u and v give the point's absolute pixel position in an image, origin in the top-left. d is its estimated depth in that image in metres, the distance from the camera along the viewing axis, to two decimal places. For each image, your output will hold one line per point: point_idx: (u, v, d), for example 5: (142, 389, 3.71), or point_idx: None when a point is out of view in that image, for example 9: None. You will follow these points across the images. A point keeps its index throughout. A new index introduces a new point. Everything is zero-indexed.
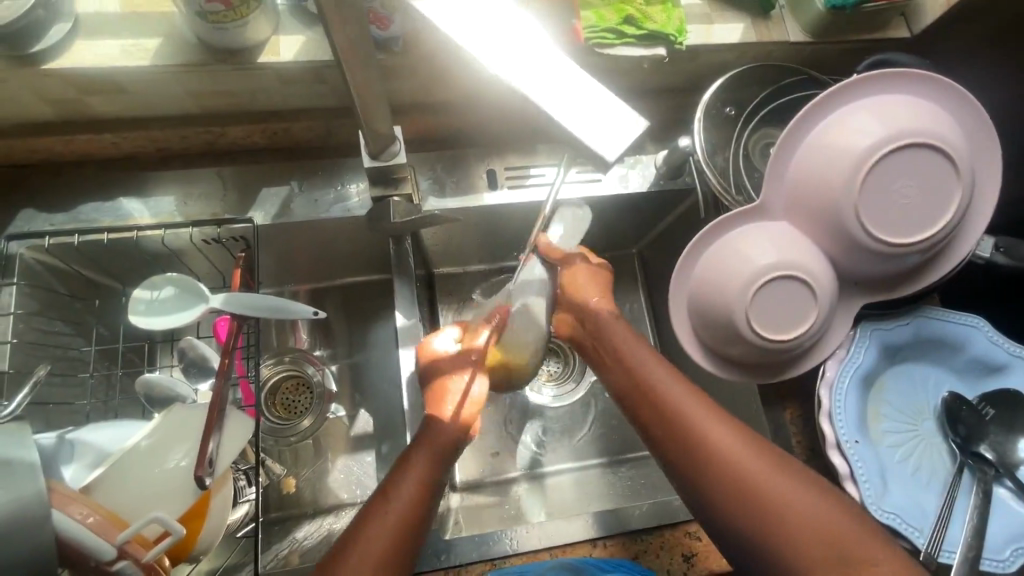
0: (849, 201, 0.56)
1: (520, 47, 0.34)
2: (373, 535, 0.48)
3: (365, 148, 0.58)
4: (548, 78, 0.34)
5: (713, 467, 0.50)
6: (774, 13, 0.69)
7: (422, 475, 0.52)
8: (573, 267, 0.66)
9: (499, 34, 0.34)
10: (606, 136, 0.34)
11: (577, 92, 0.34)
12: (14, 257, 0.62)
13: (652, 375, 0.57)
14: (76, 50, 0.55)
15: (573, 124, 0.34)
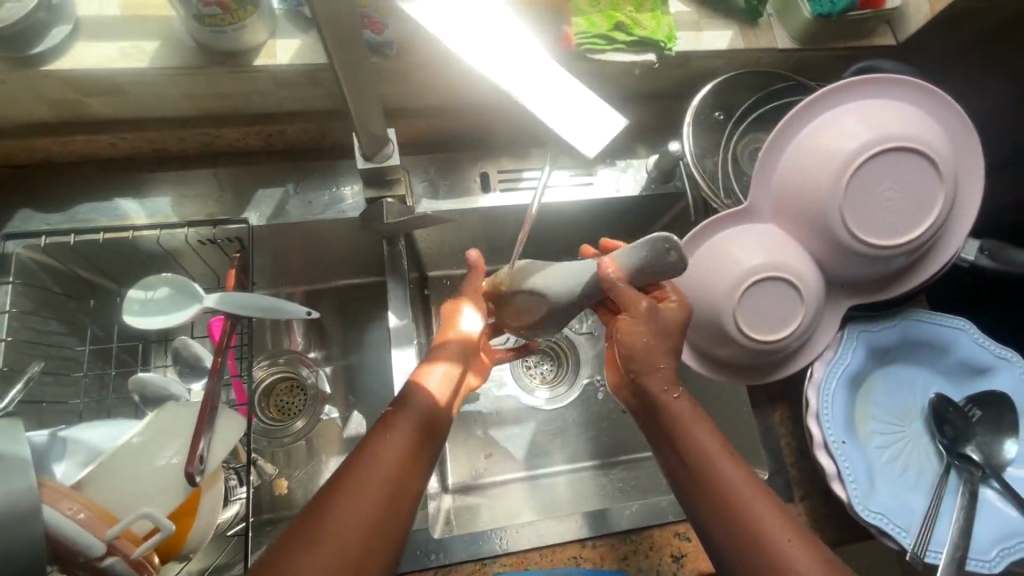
0: (835, 203, 0.57)
1: (505, 46, 0.35)
2: (352, 499, 0.47)
3: (359, 150, 0.59)
4: (532, 76, 0.35)
5: (747, 536, 0.48)
6: (762, 21, 0.71)
7: (402, 436, 0.52)
8: (634, 318, 0.54)
9: (486, 34, 0.35)
10: (588, 134, 0.35)
11: (559, 90, 0.35)
12: (10, 256, 0.63)
13: (686, 418, 0.54)
14: (75, 52, 0.56)
15: (555, 122, 0.35)
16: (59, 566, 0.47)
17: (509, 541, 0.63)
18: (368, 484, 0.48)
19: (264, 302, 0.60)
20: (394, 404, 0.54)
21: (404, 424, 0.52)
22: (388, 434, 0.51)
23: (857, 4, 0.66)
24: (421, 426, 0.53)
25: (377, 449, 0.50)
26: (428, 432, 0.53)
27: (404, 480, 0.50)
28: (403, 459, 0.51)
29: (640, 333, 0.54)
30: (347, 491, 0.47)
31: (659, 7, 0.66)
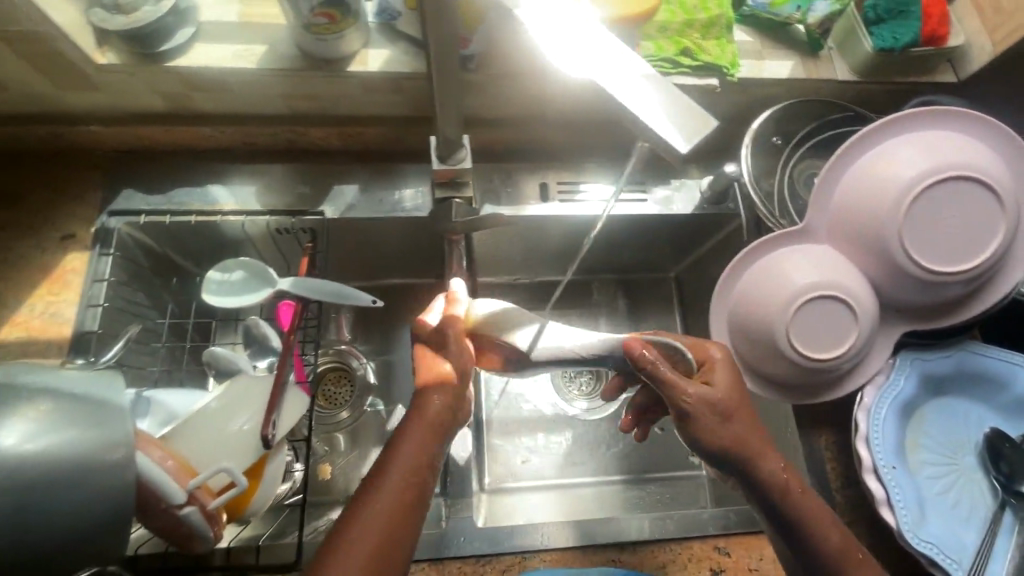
0: (891, 230, 0.58)
1: (602, 53, 0.39)
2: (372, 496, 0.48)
3: (435, 152, 0.65)
4: (624, 79, 0.38)
5: None
6: (823, 53, 0.73)
7: (428, 423, 0.52)
8: (700, 402, 0.53)
9: (585, 41, 0.39)
10: (680, 130, 0.37)
11: (651, 91, 0.38)
12: (113, 231, 0.69)
13: (810, 507, 0.53)
14: (197, 50, 0.63)
15: (646, 119, 0.37)
16: (140, 512, 0.50)
17: (548, 539, 0.64)
18: (397, 474, 0.49)
19: (330, 287, 0.65)
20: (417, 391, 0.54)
21: (421, 419, 0.52)
22: (406, 429, 0.51)
23: (919, 41, 0.68)
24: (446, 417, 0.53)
25: (394, 447, 0.50)
26: (440, 435, 0.52)
27: (421, 476, 0.50)
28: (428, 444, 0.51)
29: (713, 412, 0.53)
30: (369, 487, 0.48)
31: (724, 35, 0.70)
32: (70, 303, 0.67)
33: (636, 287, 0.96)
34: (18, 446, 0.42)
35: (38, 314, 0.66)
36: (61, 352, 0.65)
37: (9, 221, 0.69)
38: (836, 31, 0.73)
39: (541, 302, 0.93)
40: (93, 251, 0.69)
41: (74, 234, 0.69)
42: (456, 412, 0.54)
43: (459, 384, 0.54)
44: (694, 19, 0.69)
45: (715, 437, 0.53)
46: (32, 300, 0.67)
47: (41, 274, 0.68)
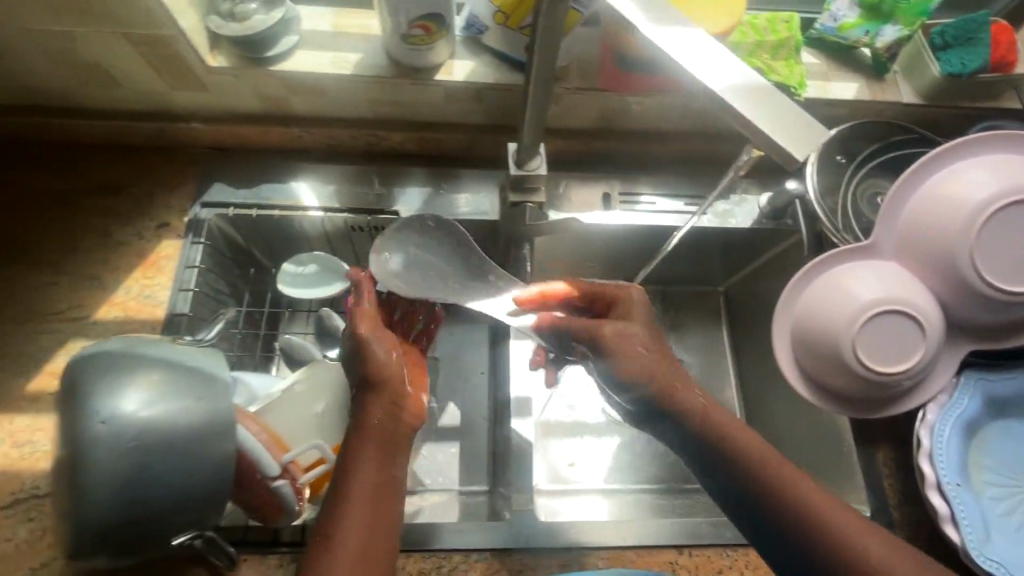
0: (960, 249, 0.60)
1: (713, 59, 0.38)
2: (345, 510, 0.48)
3: (512, 158, 0.68)
4: (742, 88, 0.37)
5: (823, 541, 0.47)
6: (888, 77, 0.75)
7: (375, 429, 0.52)
8: (646, 356, 0.55)
9: (694, 47, 0.38)
10: (799, 137, 0.36)
11: (765, 97, 0.37)
12: (205, 221, 0.74)
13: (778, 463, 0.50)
14: (297, 57, 0.68)
15: (762, 123, 0.36)
16: (235, 482, 0.53)
17: (605, 537, 0.66)
18: (359, 483, 0.49)
19: None
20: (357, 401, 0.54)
21: (370, 426, 0.52)
22: (358, 440, 0.51)
23: (987, 67, 0.70)
24: (394, 419, 0.53)
25: (352, 460, 0.51)
26: (391, 440, 0.52)
27: (388, 478, 0.51)
28: (382, 447, 0.52)
29: (635, 343, 0.55)
30: (339, 504, 0.49)
31: (792, 57, 0.72)
32: (164, 286, 0.71)
33: (686, 299, 0.97)
34: (137, 413, 0.47)
35: (134, 295, 0.71)
36: (155, 332, 0.69)
37: (112, 208, 0.75)
38: (902, 56, 0.75)
39: None
40: (185, 239, 0.74)
41: (168, 223, 0.75)
42: (403, 413, 0.54)
43: (397, 386, 0.54)
44: (764, 41, 0.71)
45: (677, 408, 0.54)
46: (129, 283, 0.71)
47: (138, 259, 0.73)
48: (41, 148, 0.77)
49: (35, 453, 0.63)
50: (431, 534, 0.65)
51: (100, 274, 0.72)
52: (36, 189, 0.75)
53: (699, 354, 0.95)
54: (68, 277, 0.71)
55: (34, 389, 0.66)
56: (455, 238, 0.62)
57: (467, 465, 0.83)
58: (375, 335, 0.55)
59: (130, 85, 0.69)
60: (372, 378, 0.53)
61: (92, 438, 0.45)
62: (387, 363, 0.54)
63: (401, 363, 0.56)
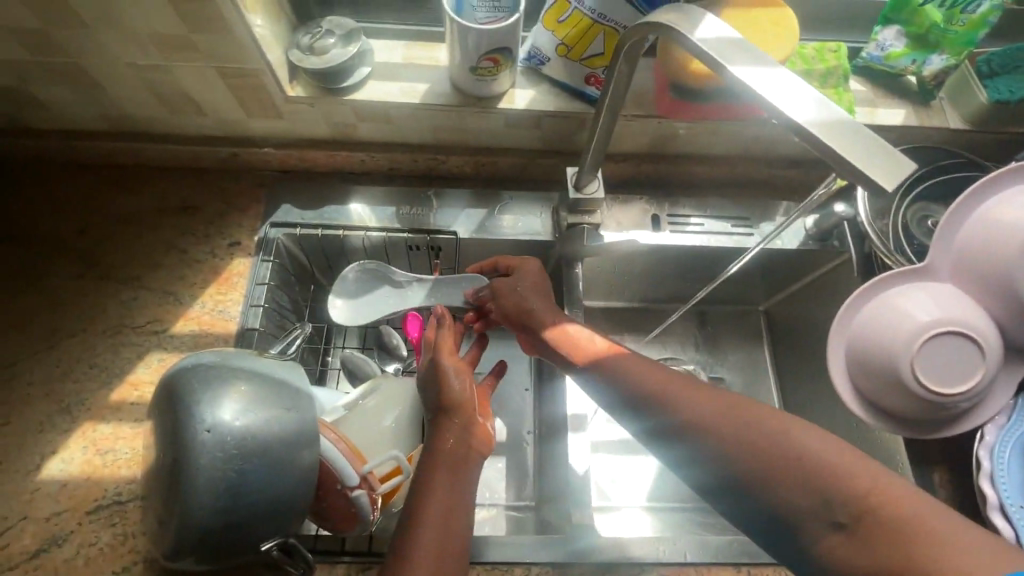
0: (1017, 269, 0.61)
1: (794, 96, 0.41)
2: (418, 530, 0.50)
3: (572, 181, 0.72)
4: (826, 120, 0.40)
5: (732, 442, 0.48)
6: (934, 103, 0.78)
7: (445, 455, 0.55)
8: (639, 365, 0.56)
9: (774, 86, 0.42)
10: (883, 166, 0.38)
11: (845, 129, 0.39)
12: (275, 240, 0.78)
13: (829, 457, 0.45)
14: (369, 87, 0.72)
15: (845, 152, 0.38)
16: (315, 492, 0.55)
17: (660, 552, 0.67)
18: (430, 508, 0.52)
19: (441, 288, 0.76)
20: (429, 434, 0.58)
21: (441, 455, 0.55)
22: (431, 467, 0.54)
23: None
24: (459, 451, 0.56)
25: (424, 485, 0.53)
26: (462, 464, 0.55)
27: (458, 502, 0.53)
28: (450, 476, 0.54)
29: (526, 292, 0.67)
30: (411, 525, 0.51)
31: (841, 85, 0.75)
32: (236, 302, 0.75)
33: (727, 318, 0.99)
34: (233, 422, 0.49)
35: (208, 310, 0.74)
36: (228, 345, 0.72)
37: (186, 228, 0.79)
38: (949, 83, 0.77)
39: (636, 329, 0.97)
40: (255, 258, 0.77)
41: (239, 242, 0.78)
42: (473, 441, 0.57)
43: (468, 410, 0.59)
44: (812, 69, 0.74)
45: (701, 425, 0.50)
46: (204, 298, 0.75)
47: (212, 275, 0.76)
48: (122, 171, 0.82)
49: (117, 460, 0.66)
50: (488, 547, 0.67)
51: (176, 289, 0.75)
52: (118, 209, 0.80)
53: (741, 373, 0.96)
54: (147, 292, 0.75)
55: (115, 399, 0.69)
56: (378, 278, 0.76)
57: (515, 480, 0.84)
58: (449, 365, 0.61)
59: (211, 113, 0.74)
60: (446, 401, 0.59)
61: (196, 445, 0.48)
62: (460, 389, 0.59)
63: (473, 393, 0.61)
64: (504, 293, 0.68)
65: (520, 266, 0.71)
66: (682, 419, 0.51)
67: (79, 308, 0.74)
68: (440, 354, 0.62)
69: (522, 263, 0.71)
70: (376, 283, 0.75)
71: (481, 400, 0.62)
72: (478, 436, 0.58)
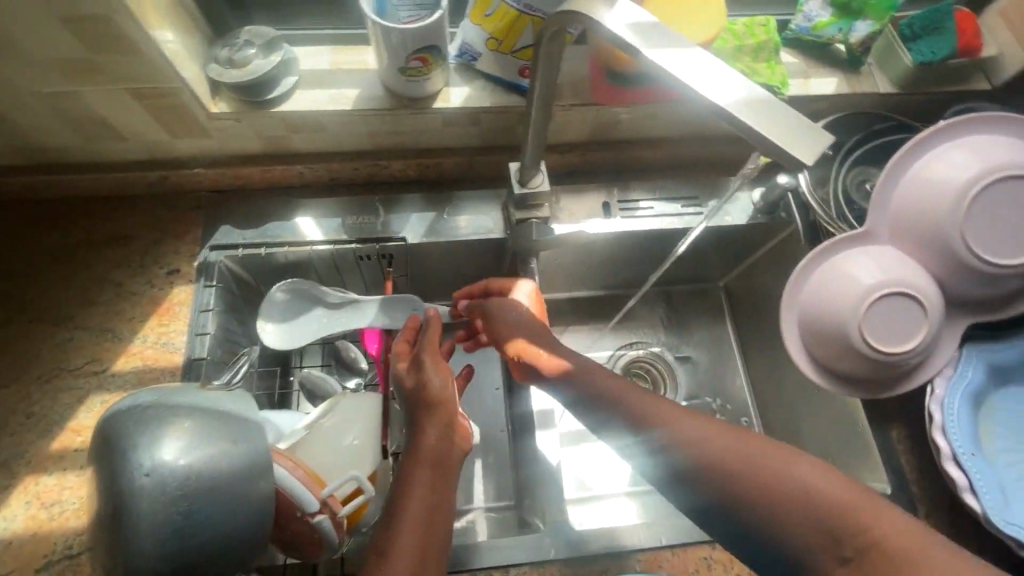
0: (950, 227, 0.62)
1: (708, 75, 0.41)
2: (397, 530, 0.49)
3: (515, 177, 0.71)
4: (745, 99, 0.40)
5: (708, 463, 0.49)
6: (863, 69, 0.79)
7: (427, 453, 0.53)
8: (619, 383, 0.57)
9: (688, 67, 0.41)
10: (802, 141, 0.38)
11: (762, 106, 0.39)
12: (216, 264, 0.74)
13: (821, 487, 0.45)
14: (296, 97, 0.69)
15: (764, 131, 0.38)
16: (272, 526, 0.53)
17: (637, 539, 0.67)
18: (410, 510, 0.50)
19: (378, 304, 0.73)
20: (408, 432, 0.56)
21: (421, 454, 0.53)
22: (411, 469, 0.53)
23: (956, 53, 0.73)
24: (440, 450, 0.54)
25: (403, 486, 0.52)
26: (444, 468, 0.54)
27: (439, 505, 0.52)
28: (431, 477, 0.52)
29: (513, 309, 0.67)
30: (390, 527, 0.49)
31: (772, 58, 0.76)
32: (180, 332, 0.72)
33: (687, 297, 1.00)
34: (177, 461, 0.47)
35: (151, 344, 0.71)
36: (175, 378, 0.69)
37: (120, 259, 0.75)
38: (875, 49, 0.79)
39: (598, 318, 0.97)
40: (196, 284, 0.74)
41: (179, 269, 0.75)
42: (453, 436, 0.56)
43: (450, 405, 0.57)
44: (743, 45, 0.74)
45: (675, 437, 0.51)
46: (145, 332, 0.72)
47: (152, 307, 0.73)
48: (44, 206, 0.77)
49: (64, 512, 0.63)
50: (467, 554, 0.66)
51: (114, 325, 0.72)
52: (43, 247, 0.75)
53: (704, 350, 0.97)
54: (83, 332, 0.71)
55: (58, 447, 0.66)
56: (309, 298, 0.73)
57: (491, 481, 0.83)
58: (430, 362, 0.59)
59: (133, 137, 0.70)
60: (426, 395, 0.57)
61: (135, 491, 0.45)
62: (440, 385, 0.58)
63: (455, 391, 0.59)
64: (493, 304, 0.69)
65: (511, 288, 0.72)
66: (660, 435, 0.52)
67: (8, 356, 0.69)
68: (423, 351, 0.60)
69: (516, 285, 0.72)
70: (309, 303, 0.73)
71: (456, 399, 0.61)
72: (457, 435, 0.56)
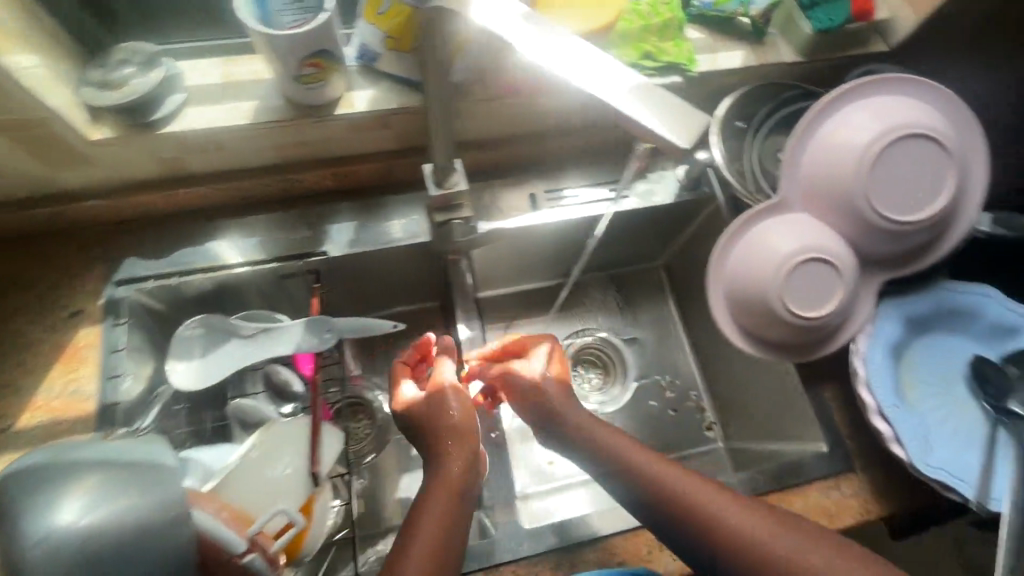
0: (856, 190, 0.64)
1: (590, 65, 0.45)
2: (411, 544, 0.52)
3: (431, 179, 0.66)
4: (631, 90, 0.45)
5: (672, 503, 0.56)
6: (768, 40, 0.80)
7: (446, 479, 0.57)
8: (612, 435, 0.63)
9: (573, 59, 0.45)
10: (680, 125, 0.44)
11: (645, 94, 0.45)
12: (123, 299, 0.69)
13: (801, 554, 0.51)
14: (187, 115, 0.65)
15: (648, 119, 0.44)
16: None
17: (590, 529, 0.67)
18: (428, 527, 0.53)
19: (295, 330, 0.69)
20: (430, 458, 0.60)
21: (442, 479, 0.57)
22: (429, 492, 0.56)
23: (851, 19, 0.75)
24: (460, 477, 0.58)
25: (421, 506, 0.55)
26: (463, 492, 0.57)
27: (455, 521, 0.55)
28: (449, 497, 0.56)
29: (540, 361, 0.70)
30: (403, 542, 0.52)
31: (678, 36, 0.76)
32: (90, 377, 0.67)
33: (628, 278, 1.00)
34: (74, 523, 0.43)
35: (59, 394, 0.66)
36: (89, 427, 0.65)
37: (15, 306, 0.70)
38: (777, 19, 0.80)
39: (540, 310, 0.97)
40: (104, 324, 0.69)
41: (83, 310, 0.70)
42: (472, 468, 0.60)
43: (470, 437, 0.61)
44: (650, 25, 0.73)
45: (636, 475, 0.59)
46: (50, 381, 0.67)
47: (56, 354, 0.68)
48: None
49: None
50: None
51: (15, 378, 0.67)
52: None
53: (649, 330, 0.98)
54: None
55: None
56: (223, 331, 0.70)
57: None
58: (452, 397, 0.63)
59: (10, 174, 0.65)
60: (444, 425, 0.61)
61: (31, 563, 0.42)
62: (460, 414, 0.62)
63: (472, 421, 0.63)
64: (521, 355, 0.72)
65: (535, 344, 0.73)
66: (636, 479, 0.59)
67: None
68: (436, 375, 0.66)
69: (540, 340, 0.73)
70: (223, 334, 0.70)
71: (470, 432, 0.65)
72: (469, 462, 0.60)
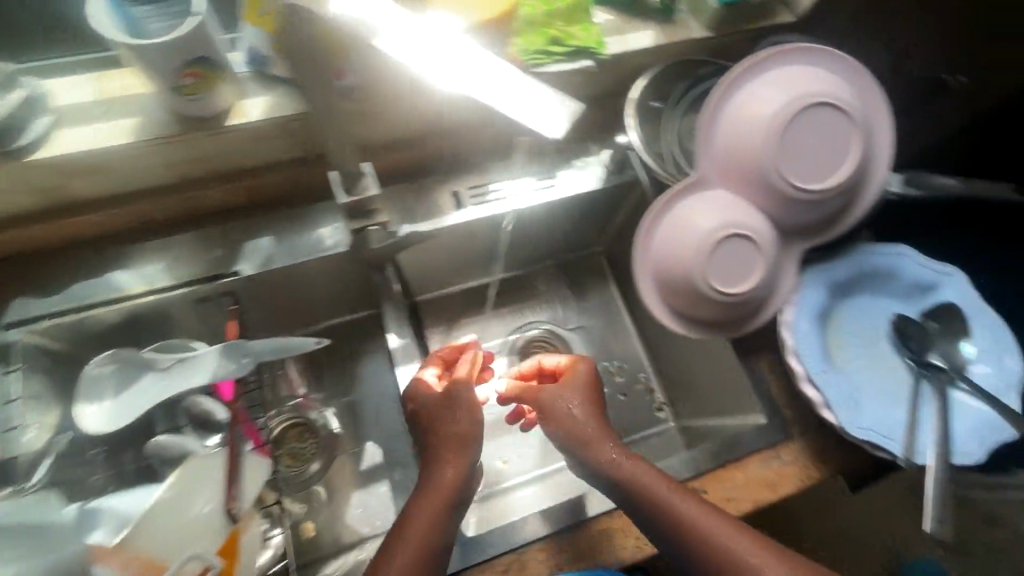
0: (767, 162, 0.64)
1: (451, 61, 0.45)
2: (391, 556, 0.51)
3: (339, 186, 0.63)
4: (504, 85, 0.46)
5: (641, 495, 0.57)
6: (677, 18, 0.80)
7: (438, 488, 0.55)
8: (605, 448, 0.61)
9: (440, 54, 0.44)
10: (551, 117, 0.45)
11: (517, 88, 0.46)
12: (14, 343, 0.63)
13: (749, 555, 0.52)
14: (58, 138, 0.60)
15: (520, 114, 0.45)
16: None
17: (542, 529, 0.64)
18: (413, 537, 0.52)
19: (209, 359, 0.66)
20: (427, 464, 0.58)
21: (438, 487, 0.55)
22: (418, 501, 0.55)
23: None
24: (456, 486, 0.56)
25: (411, 516, 0.54)
26: (456, 503, 0.55)
27: (441, 532, 0.54)
28: (439, 506, 0.54)
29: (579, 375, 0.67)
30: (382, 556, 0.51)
31: (585, 19, 0.74)
32: None
33: (570, 267, 0.99)
34: None
35: None
36: None
37: None
38: None
39: (481, 308, 0.95)
40: None
41: None
42: (469, 481, 0.58)
43: (470, 451, 0.58)
44: (554, 9, 0.72)
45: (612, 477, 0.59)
46: None
47: None
48: None
49: None
50: None
51: None
52: None
53: (594, 317, 0.97)
54: None
55: None
56: (135, 365, 0.65)
57: None
58: (461, 407, 0.61)
59: None
60: (446, 433, 0.59)
61: None
62: (464, 424, 0.60)
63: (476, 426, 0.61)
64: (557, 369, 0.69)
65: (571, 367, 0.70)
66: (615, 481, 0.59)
67: None
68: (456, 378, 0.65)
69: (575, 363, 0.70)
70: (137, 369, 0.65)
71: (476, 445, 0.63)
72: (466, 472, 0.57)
